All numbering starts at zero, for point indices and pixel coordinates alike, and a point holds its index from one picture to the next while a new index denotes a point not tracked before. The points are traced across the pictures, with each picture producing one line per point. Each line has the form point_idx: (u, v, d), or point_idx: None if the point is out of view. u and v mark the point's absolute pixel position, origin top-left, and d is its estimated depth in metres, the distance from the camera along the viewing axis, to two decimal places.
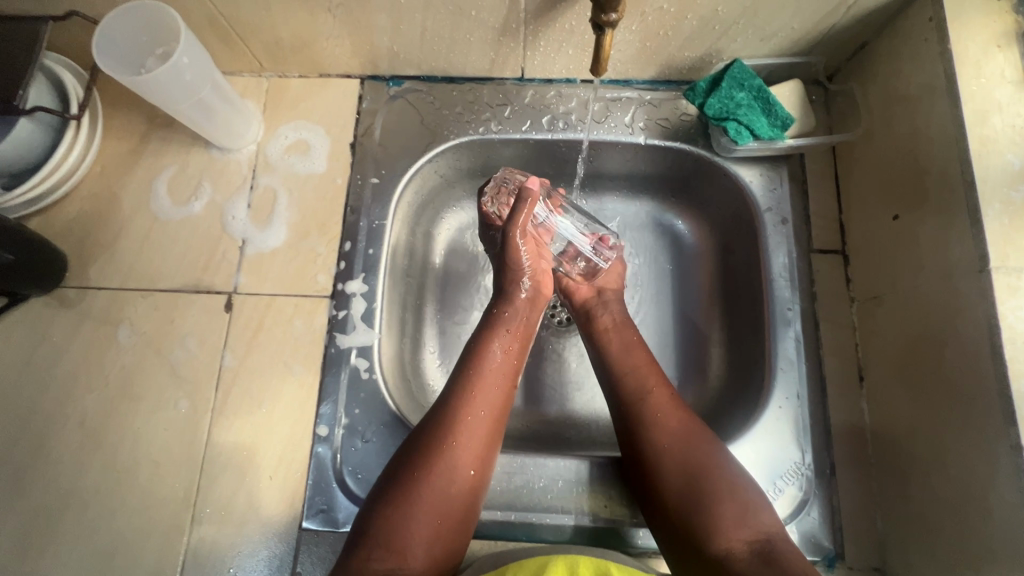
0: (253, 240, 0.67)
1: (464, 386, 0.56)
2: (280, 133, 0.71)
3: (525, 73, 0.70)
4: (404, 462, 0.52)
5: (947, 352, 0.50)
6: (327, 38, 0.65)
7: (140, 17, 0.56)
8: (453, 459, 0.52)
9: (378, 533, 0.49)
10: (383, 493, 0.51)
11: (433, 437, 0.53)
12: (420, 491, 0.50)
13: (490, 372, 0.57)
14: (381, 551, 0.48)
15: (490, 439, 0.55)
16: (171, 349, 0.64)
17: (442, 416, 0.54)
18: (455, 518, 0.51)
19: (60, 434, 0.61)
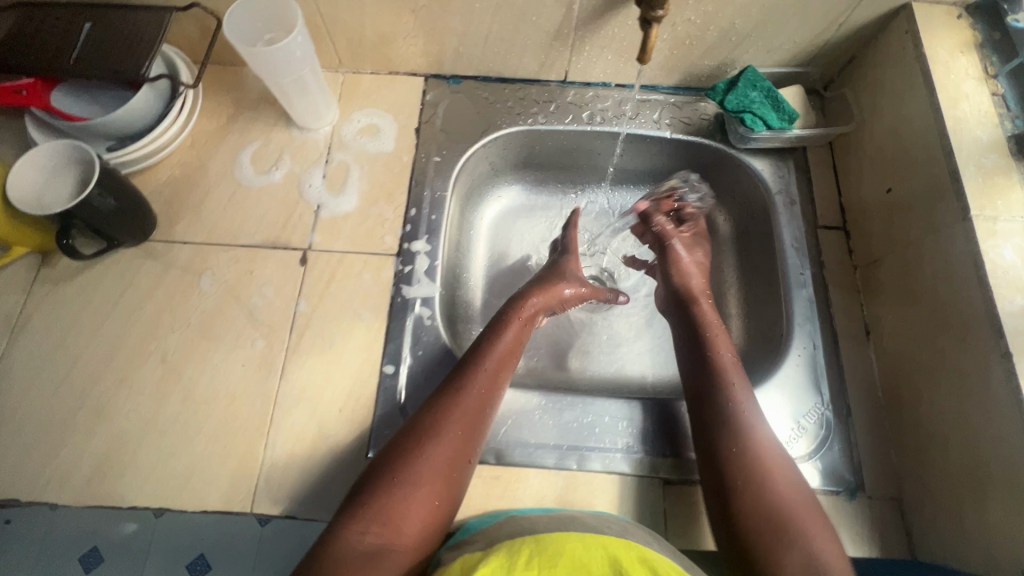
0: (327, 205, 0.75)
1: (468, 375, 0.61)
2: (354, 118, 0.80)
3: (568, 76, 0.82)
4: (412, 438, 0.56)
5: (942, 293, 0.59)
6: (404, 37, 0.76)
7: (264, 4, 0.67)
8: (436, 451, 0.55)
9: (372, 512, 0.51)
10: (372, 480, 0.54)
11: (431, 419, 0.57)
12: (410, 475, 0.54)
13: (491, 377, 0.61)
14: (372, 531, 0.50)
15: (477, 433, 0.58)
16: (250, 296, 0.70)
17: (444, 401, 0.59)
18: (446, 503, 0.55)
19: (143, 368, 0.66)
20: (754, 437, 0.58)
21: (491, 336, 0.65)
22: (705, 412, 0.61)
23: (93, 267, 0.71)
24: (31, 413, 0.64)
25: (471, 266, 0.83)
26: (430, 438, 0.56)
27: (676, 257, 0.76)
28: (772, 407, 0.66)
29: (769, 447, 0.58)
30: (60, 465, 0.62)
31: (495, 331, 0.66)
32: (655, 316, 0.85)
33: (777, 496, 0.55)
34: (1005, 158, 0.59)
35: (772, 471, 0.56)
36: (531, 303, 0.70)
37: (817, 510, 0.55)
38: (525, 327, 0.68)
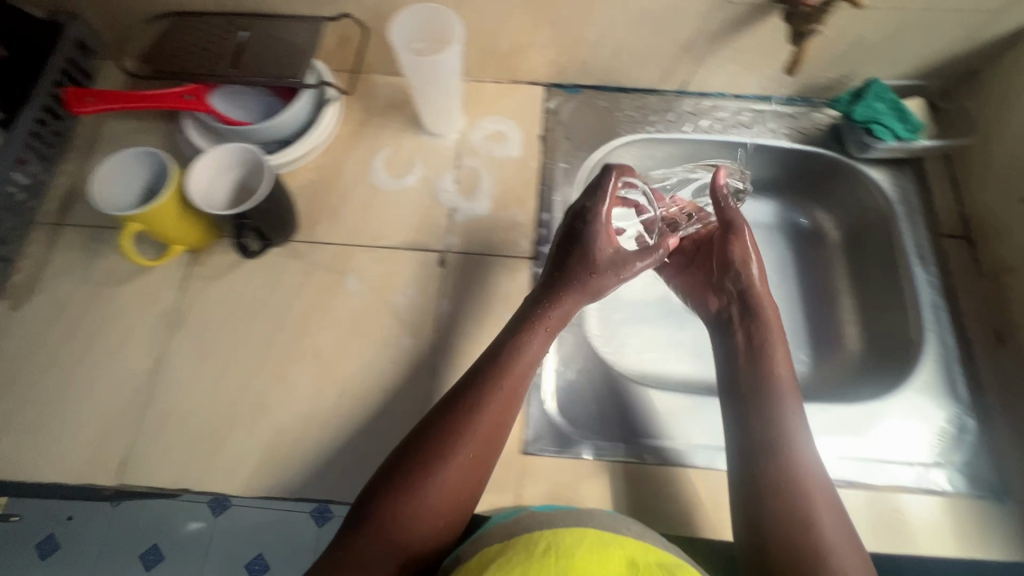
0: (461, 209, 0.78)
1: (493, 384, 0.57)
2: (480, 125, 0.83)
3: (686, 86, 0.84)
4: (429, 452, 0.54)
5: None
6: (536, 47, 0.79)
7: (427, 16, 0.69)
8: (449, 468, 0.53)
9: (383, 525, 0.50)
10: (379, 489, 0.52)
11: (448, 434, 0.55)
12: (419, 492, 0.52)
13: (512, 385, 0.58)
14: (381, 547, 0.50)
15: (493, 449, 0.56)
16: (394, 296, 0.72)
17: (459, 412, 0.56)
18: (455, 520, 0.53)
19: (298, 364, 0.69)
20: (782, 466, 0.58)
21: (511, 338, 0.61)
22: (739, 432, 0.61)
23: (244, 266, 0.73)
24: (195, 407, 0.66)
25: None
26: (445, 451, 0.54)
27: (737, 262, 0.70)
28: (908, 413, 0.68)
29: (801, 476, 0.57)
30: (227, 457, 0.64)
31: (518, 332, 0.61)
32: None
33: (795, 517, 0.55)
34: None
35: (794, 493, 0.56)
36: (562, 300, 0.63)
37: (841, 532, 0.54)
38: (553, 328, 0.63)
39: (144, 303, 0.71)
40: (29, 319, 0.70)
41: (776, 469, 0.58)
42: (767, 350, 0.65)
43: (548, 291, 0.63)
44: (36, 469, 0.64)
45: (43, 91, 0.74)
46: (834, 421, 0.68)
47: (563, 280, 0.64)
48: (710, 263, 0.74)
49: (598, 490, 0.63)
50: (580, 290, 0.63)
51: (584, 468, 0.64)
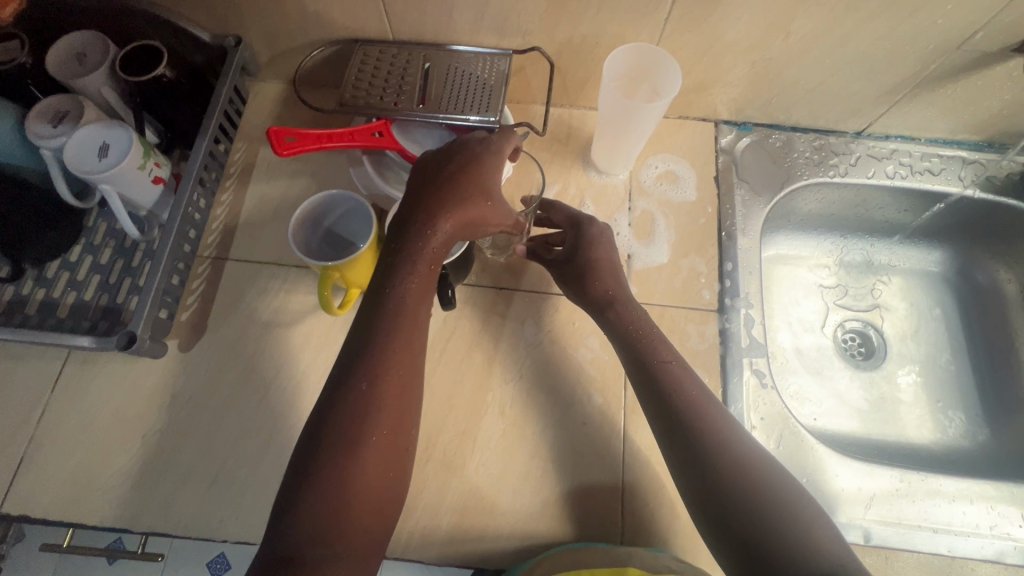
0: (638, 255, 0.73)
1: (385, 333, 0.50)
2: (651, 163, 0.79)
3: (870, 128, 0.79)
4: (326, 418, 0.47)
5: None
6: (723, 86, 0.74)
7: (651, 58, 0.67)
8: (377, 435, 0.47)
9: (304, 517, 0.43)
10: (306, 474, 0.45)
11: (362, 397, 0.47)
12: (359, 471, 0.45)
13: (405, 340, 0.50)
14: (307, 540, 0.43)
15: (404, 413, 0.49)
16: (577, 348, 0.68)
17: (371, 366, 0.48)
18: (383, 502, 0.47)
19: (484, 421, 0.65)
20: (729, 452, 0.52)
21: (395, 268, 0.51)
22: (669, 419, 0.55)
23: None
24: None
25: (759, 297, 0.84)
26: (365, 424, 0.46)
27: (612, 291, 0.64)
28: None
29: (716, 459, 0.52)
30: (418, 521, 0.60)
31: (398, 263, 0.51)
32: (929, 380, 0.84)
33: (742, 509, 0.49)
34: None
35: (750, 472, 0.51)
36: (440, 221, 0.52)
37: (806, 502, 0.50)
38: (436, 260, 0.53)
39: (316, 348, 0.68)
40: (200, 361, 0.67)
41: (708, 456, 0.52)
42: (652, 343, 0.60)
43: (422, 205, 0.52)
44: (219, 526, 0.60)
45: (215, 120, 0.70)
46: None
47: (437, 197, 0.53)
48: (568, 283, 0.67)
49: None
50: (467, 216, 0.53)
51: None
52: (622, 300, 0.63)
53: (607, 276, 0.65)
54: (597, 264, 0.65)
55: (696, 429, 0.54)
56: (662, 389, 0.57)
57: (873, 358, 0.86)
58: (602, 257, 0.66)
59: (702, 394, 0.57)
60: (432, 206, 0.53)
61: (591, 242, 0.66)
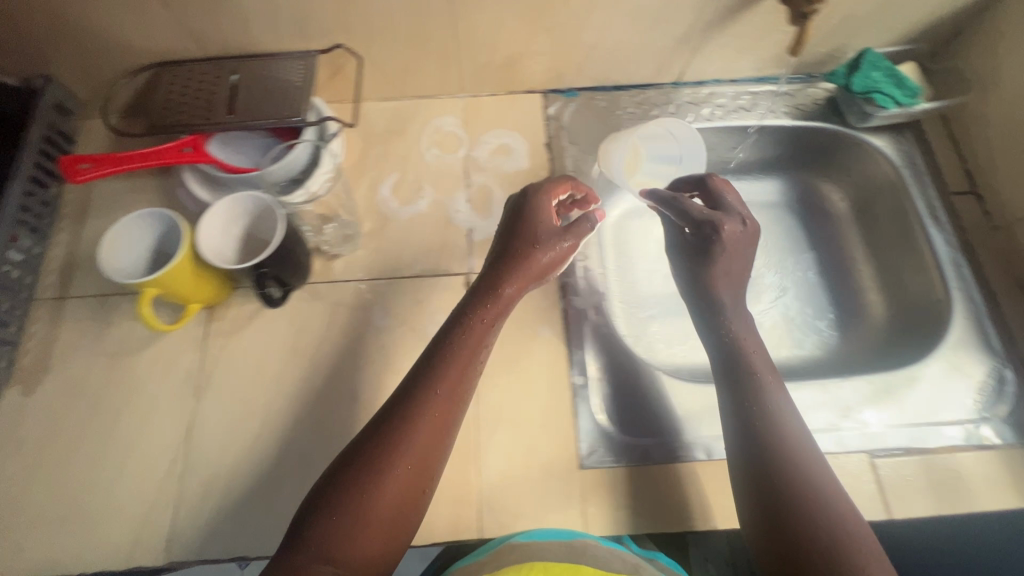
0: (478, 228, 0.76)
1: (434, 377, 0.54)
2: (484, 140, 0.82)
3: (683, 77, 0.84)
4: (368, 437, 0.51)
5: None
6: (533, 56, 0.78)
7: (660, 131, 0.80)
8: (407, 457, 0.50)
9: (325, 525, 0.46)
10: (337, 485, 0.48)
11: (398, 424, 0.51)
12: (386, 488, 0.49)
13: (449, 394, 0.54)
14: (322, 549, 0.45)
15: (438, 450, 0.52)
16: (425, 325, 0.71)
17: (413, 403, 0.52)
18: (397, 529, 0.49)
19: (338, 410, 0.66)
20: (787, 439, 0.55)
21: (461, 319, 0.59)
22: (741, 387, 0.59)
23: (265, 314, 0.71)
24: (236, 469, 0.64)
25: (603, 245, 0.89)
26: (399, 447, 0.50)
27: (727, 279, 0.67)
28: (945, 371, 0.69)
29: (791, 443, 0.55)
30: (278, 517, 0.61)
31: (461, 318, 0.59)
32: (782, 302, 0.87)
33: (789, 485, 0.52)
34: None
35: (802, 486, 0.52)
36: (506, 287, 0.60)
37: (866, 538, 0.49)
38: (494, 318, 0.59)
39: (166, 368, 0.68)
40: (47, 400, 0.67)
41: (773, 472, 0.53)
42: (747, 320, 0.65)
43: (489, 276, 0.61)
44: (76, 559, 0.60)
45: (29, 161, 0.70)
46: (883, 390, 0.69)
47: (501, 268, 0.61)
48: (694, 257, 0.70)
49: (664, 494, 0.62)
50: (526, 278, 0.62)
51: (643, 475, 0.63)
52: (716, 288, 0.67)
53: (720, 271, 0.67)
54: (724, 254, 0.68)
55: (764, 405, 0.57)
56: (730, 360, 0.61)
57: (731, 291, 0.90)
58: (728, 261, 0.68)
59: (769, 377, 0.60)
60: (496, 275, 0.61)
61: (707, 229, 0.68)
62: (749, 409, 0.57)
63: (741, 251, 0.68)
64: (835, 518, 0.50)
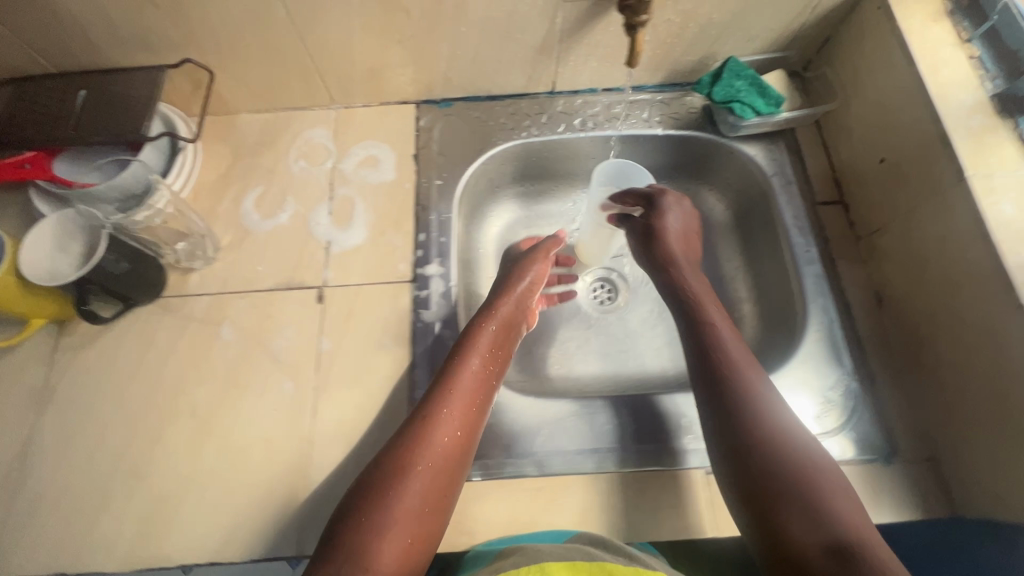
0: (336, 241, 0.76)
1: (437, 402, 0.58)
2: (351, 152, 0.82)
3: (556, 86, 0.84)
4: (385, 461, 0.53)
5: (936, 258, 0.62)
6: (393, 67, 0.77)
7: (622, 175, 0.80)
8: (420, 473, 0.53)
9: (346, 544, 0.47)
10: (358, 504, 0.50)
11: (409, 442, 0.54)
12: (399, 504, 0.50)
13: (458, 414, 0.58)
14: (341, 565, 0.46)
15: (456, 466, 0.55)
16: (272, 339, 0.71)
17: (423, 427, 0.56)
18: (417, 548, 0.50)
19: (174, 425, 0.66)
20: (768, 418, 0.56)
21: (460, 347, 0.63)
22: (704, 379, 0.60)
23: (113, 328, 0.71)
24: (67, 484, 0.64)
25: (484, 252, 0.87)
26: (405, 465, 0.53)
27: (676, 262, 0.72)
28: (792, 388, 0.66)
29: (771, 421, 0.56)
30: (103, 532, 0.62)
31: (461, 346, 0.63)
32: (665, 314, 0.88)
33: (778, 473, 0.53)
34: (992, 117, 0.60)
35: (796, 470, 0.53)
36: (499, 315, 0.68)
37: (834, 476, 0.53)
38: (499, 352, 0.65)
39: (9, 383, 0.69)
40: None
41: (757, 458, 0.54)
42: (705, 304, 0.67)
43: (485, 307, 0.68)
44: None
45: None
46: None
47: (494, 302, 0.69)
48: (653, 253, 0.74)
49: (488, 510, 0.62)
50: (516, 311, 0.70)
51: (471, 491, 0.63)
52: (678, 274, 0.71)
53: (677, 245, 0.74)
54: (669, 238, 0.74)
55: (738, 386, 0.58)
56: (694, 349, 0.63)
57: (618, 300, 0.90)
58: (675, 231, 0.74)
59: (745, 360, 0.61)
60: (500, 308, 0.69)
61: (661, 194, 0.76)
62: (726, 394, 0.58)
63: (684, 214, 0.76)
64: (823, 500, 0.51)
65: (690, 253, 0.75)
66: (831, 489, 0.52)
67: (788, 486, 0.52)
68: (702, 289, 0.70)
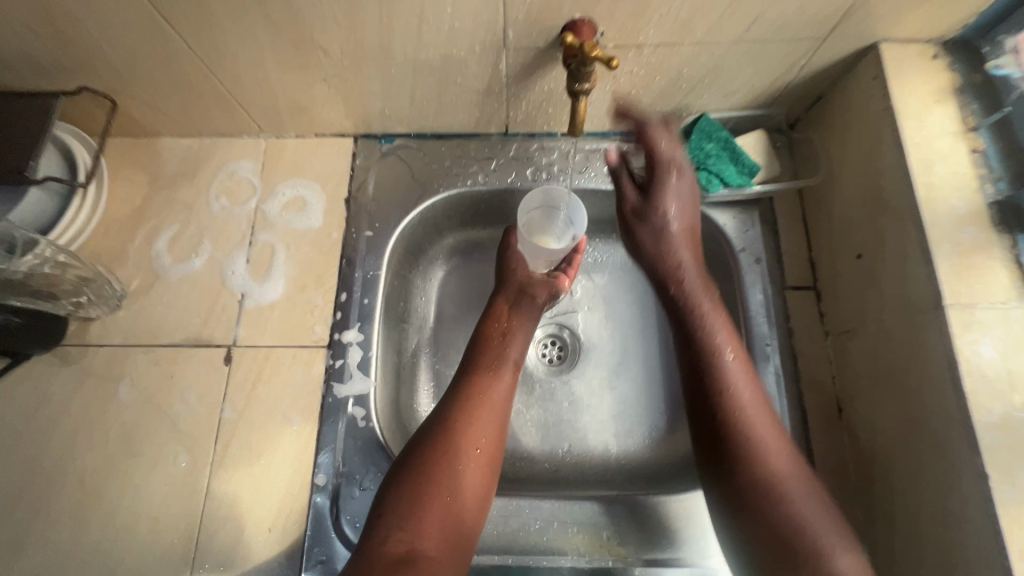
0: (252, 294, 0.70)
1: (472, 371, 0.62)
2: (278, 191, 0.74)
3: (509, 129, 0.74)
4: (424, 436, 0.57)
5: (901, 385, 0.55)
6: (322, 102, 0.69)
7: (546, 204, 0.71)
8: (461, 443, 0.56)
9: (388, 518, 0.52)
10: (397, 476, 0.55)
11: (444, 414, 0.58)
12: (441, 475, 0.54)
13: (486, 384, 0.61)
14: (390, 528, 0.51)
15: (498, 428, 0.59)
16: (171, 404, 0.65)
17: (455, 400, 0.60)
18: (460, 517, 0.54)
19: (61, 492, 0.62)
20: (756, 437, 0.54)
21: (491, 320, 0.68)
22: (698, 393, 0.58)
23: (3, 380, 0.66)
24: None
25: (423, 298, 0.78)
26: (445, 440, 0.56)
27: (676, 265, 0.65)
28: None
29: (763, 440, 0.54)
30: None
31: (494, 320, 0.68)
32: (616, 384, 0.80)
33: (772, 499, 0.52)
34: (986, 232, 0.51)
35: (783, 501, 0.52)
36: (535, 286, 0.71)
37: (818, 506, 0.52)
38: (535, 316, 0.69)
39: None
40: None
41: (749, 480, 0.53)
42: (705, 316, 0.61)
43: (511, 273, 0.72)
44: None
45: None
46: (686, 517, 0.63)
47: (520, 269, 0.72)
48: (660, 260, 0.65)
49: None
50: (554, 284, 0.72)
51: None
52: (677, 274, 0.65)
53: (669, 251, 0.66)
54: (671, 236, 0.65)
55: (726, 402, 0.56)
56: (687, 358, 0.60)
57: (568, 361, 0.82)
58: (677, 225, 0.66)
59: (735, 372, 0.58)
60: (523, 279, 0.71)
61: (665, 173, 0.65)
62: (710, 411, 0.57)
63: (686, 203, 0.66)
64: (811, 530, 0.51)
65: (698, 253, 0.66)
66: (807, 513, 0.51)
67: (780, 530, 0.51)
68: (716, 304, 0.63)
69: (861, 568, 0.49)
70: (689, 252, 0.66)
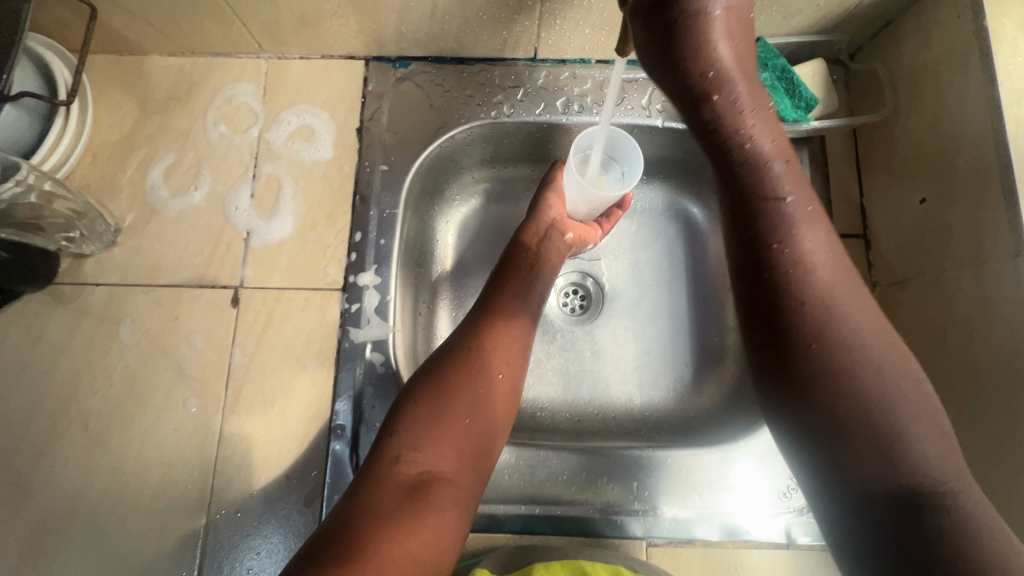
0: (258, 232, 0.65)
1: (493, 300, 0.59)
2: (282, 118, 0.67)
3: (538, 53, 0.67)
4: (439, 361, 0.53)
5: (964, 338, 0.52)
6: (331, 16, 0.61)
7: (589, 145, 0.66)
8: (480, 368, 0.53)
9: (403, 438, 0.48)
10: (411, 398, 0.51)
11: (465, 340, 0.55)
12: (460, 398, 0.50)
13: (506, 314, 0.58)
14: (406, 446, 0.47)
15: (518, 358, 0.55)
16: (176, 347, 0.61)
17: (478, 326, 0.56)
18: (475, 442, 0.50)
19: (65, 436, 0.60)
20: (812, 287, 0.43)
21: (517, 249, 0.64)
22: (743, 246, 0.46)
23: None
24: None
25: (440, 241, 0.73)
26: (466, 363, 0.53)
27: (708, 74, 0.47)
28: (755, 465, 0.61)
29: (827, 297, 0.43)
30: None
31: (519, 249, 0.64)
32: (640, 334, 0.76)
33: (833, 365, 0.41)
34: None
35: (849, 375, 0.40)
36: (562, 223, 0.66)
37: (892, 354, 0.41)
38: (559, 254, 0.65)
39: None
40: None
41: (806, 347, 0.42)
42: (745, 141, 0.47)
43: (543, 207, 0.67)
44: None
45: None
46: (697, 476, 0.61)
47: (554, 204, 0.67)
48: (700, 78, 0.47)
49: None
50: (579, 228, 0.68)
51: None
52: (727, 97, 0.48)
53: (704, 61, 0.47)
54: (694, 39, 0.46)
55: (783, 255, 0.44)
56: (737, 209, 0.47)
57: (590, 311, 0.77)
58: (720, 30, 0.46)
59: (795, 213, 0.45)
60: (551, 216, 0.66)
61: None
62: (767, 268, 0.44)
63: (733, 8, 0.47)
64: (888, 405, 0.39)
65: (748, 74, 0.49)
66: (895, 387, 0.40)
67: (837, 392, 0.40)
68: (764, 122, 0.48)
69: (942, 449, 0.39)
70: (725, 69, 0.47)
